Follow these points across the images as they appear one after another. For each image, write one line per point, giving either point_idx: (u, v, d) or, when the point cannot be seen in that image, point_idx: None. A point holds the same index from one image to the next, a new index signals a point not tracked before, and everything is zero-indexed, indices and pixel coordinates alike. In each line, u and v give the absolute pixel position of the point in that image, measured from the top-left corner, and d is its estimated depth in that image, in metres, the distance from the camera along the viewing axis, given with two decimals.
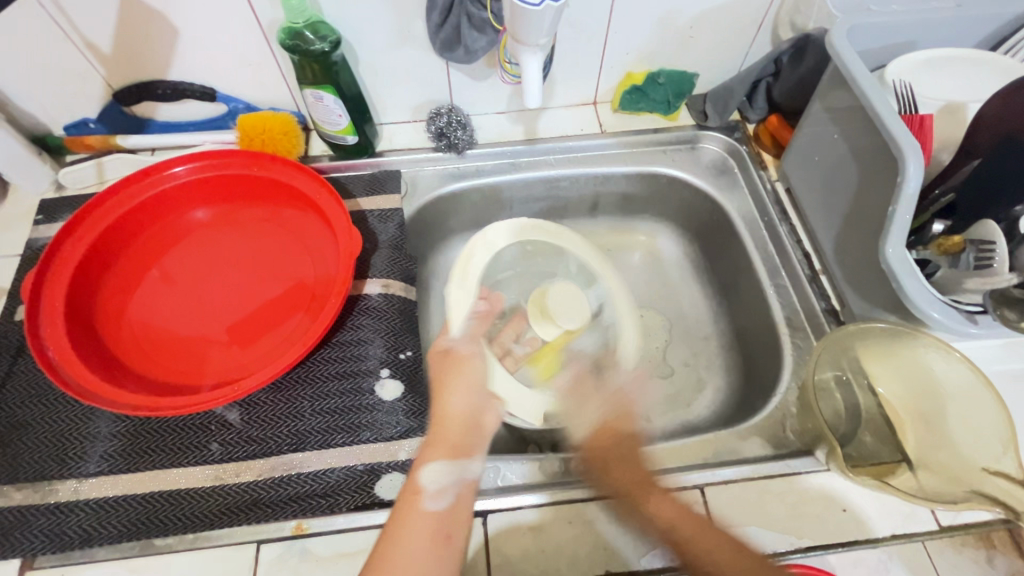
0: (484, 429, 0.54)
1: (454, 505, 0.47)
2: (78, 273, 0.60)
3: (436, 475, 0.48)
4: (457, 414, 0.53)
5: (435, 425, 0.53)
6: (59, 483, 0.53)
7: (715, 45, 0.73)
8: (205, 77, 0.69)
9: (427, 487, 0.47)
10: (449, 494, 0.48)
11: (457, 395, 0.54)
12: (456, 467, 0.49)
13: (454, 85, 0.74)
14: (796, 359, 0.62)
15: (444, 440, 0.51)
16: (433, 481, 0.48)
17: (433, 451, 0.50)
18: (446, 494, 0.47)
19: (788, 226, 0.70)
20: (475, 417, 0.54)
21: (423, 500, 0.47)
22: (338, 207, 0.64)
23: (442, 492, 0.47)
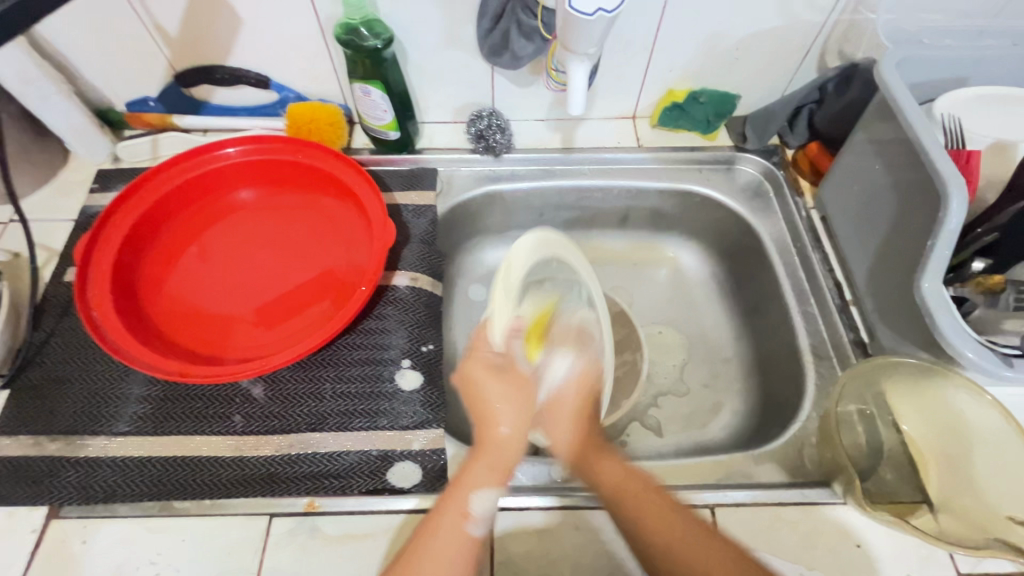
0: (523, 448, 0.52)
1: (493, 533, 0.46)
2: (126, 241, 0.63)
3: (488, 501, 0.46)
4: (508, 438, 0.50)
5: (482, 443, 0.50)
6: (90, 438, 0.55)
7: (760, 68, 0.73)
8: (261, 65, 0.72)
9: (474, 511, 0.46)
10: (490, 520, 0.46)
11: (510, 415, 0.51)
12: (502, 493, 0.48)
13: (497, 90, 0.75)
14: (819, 388, 0.61)
15: (494, 465, 0.49)
16: (483, 508, 0.46)
17: (487, 475, 0.48)
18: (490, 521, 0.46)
19: (821, 254, 0.69)
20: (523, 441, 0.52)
21: (467, 525, 0.45)
22: (375, 198, 0.65)
23: (485, 518, 0.46)
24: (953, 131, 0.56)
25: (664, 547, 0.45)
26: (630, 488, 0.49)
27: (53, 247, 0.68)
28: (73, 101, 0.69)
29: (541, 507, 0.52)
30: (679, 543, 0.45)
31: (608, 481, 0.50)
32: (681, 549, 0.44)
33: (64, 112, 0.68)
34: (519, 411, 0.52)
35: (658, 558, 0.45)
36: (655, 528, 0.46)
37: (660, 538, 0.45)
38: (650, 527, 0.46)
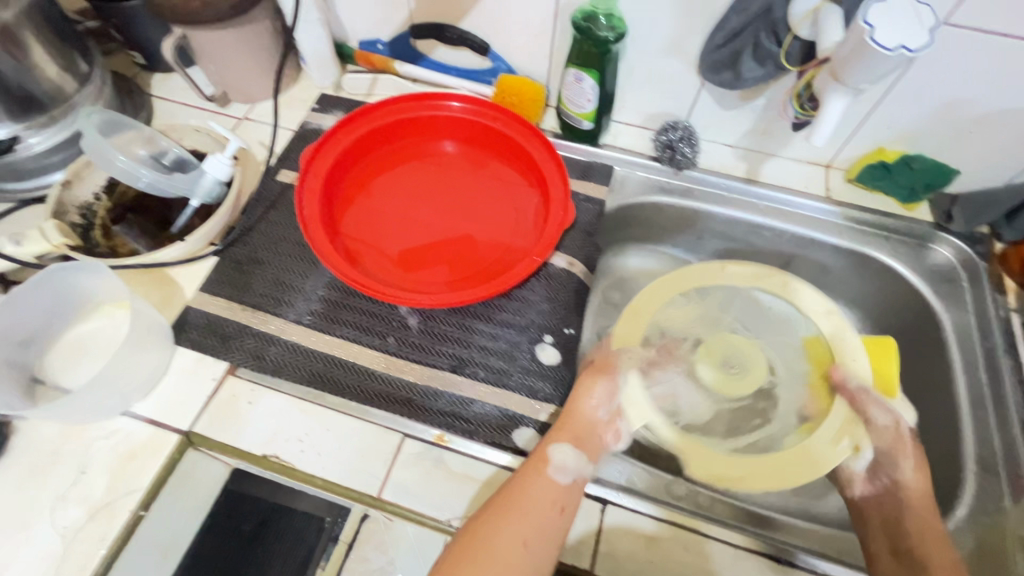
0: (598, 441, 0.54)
1: (574, 487, 0.50)
2: (337, 160, 0.70)
3: (565, 455, 0.52)
4: (586, 411, 0.55)
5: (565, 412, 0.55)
6: (270, 317, 0.62)
7: (996, 148, 0.67)
8: (487, 33, 0.77)
9: (553, 460, 0.51)
10: (571, 473, 0.51)
11: (596, 394, 0.56)
12: (581, 454, 0.52)
13: (698, 105, 0.75)
14: (978, 502, 0.56)
15: (568, 427, 0.53)
16: (561, 459, 0.51)
17: (560, 433, 0.53)
18: (569, 474, 0.51)
19: (1013, 361, 0.62)
20: (603, 421, 0.55)
21: (547, 470, 0.51)
22: (560, 177, 0.69)
23: (566, 470, 0.51)
24: None
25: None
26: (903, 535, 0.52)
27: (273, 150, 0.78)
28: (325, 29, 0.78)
29: (653, 517, 0.52)
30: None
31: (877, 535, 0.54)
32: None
33: (316, 37, 0.78)
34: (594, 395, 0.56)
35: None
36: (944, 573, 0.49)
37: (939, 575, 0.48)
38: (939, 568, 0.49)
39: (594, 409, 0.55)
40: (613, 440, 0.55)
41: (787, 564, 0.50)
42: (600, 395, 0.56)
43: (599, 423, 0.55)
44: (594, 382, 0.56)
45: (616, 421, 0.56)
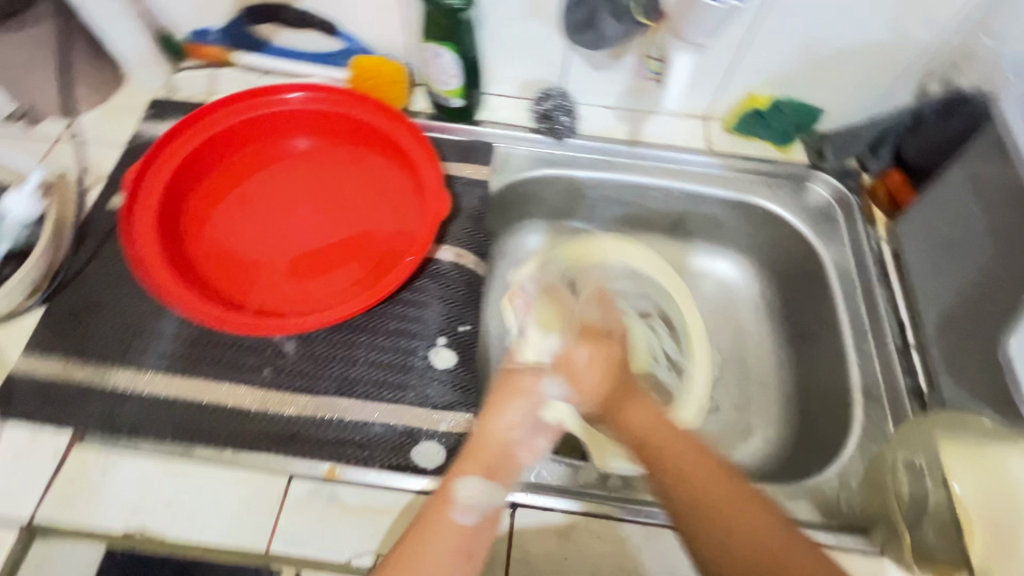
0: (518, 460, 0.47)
1: (480, 527, 0.43)
2: (174, 179, 0.61)
3: (472, 491, 0.44)
4: (499, 436, 0.47)
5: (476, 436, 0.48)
6: (118, 370, 0.54)
7: (855, 83, 0.69)
8: (331, 11, 0.69)
9: (458, 498, 0.44)
10: (478, 513, 0.44)
11: (511, 412, 0.48)
12: (490, 486, 0.45)
13: (570, 69, 0.72)
14: (866, 431, 0.58)
15: (478, 456, 0.46)
16: (466, 497, 0.44)
17: (466, 466, 0.46)
18: (475, 512, 0.44)
19: (886, 291, 0.65)
20: (521, 444, 0.48)
21: (451, 511, 0.43)
22: (433, 168, 0.63)
23: (473, 510, 0.44)
24: None
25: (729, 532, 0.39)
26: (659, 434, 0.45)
27: (100, 171, 0.67)
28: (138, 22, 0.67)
29: (564, 511, 0.51)
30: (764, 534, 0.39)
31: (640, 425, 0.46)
32: (721, 499, 0.40)
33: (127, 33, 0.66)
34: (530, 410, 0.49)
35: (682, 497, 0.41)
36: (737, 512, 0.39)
37: (681, 470, 0.42)
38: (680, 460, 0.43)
39: (510, 427, 0.48)
40: (529, 459, 0.48)
41: None
42: (517, 413, 0.49)
43: (512, 446, 0.47)
44: (509, 399, 0.49)
45: (534, 440, 0.49)
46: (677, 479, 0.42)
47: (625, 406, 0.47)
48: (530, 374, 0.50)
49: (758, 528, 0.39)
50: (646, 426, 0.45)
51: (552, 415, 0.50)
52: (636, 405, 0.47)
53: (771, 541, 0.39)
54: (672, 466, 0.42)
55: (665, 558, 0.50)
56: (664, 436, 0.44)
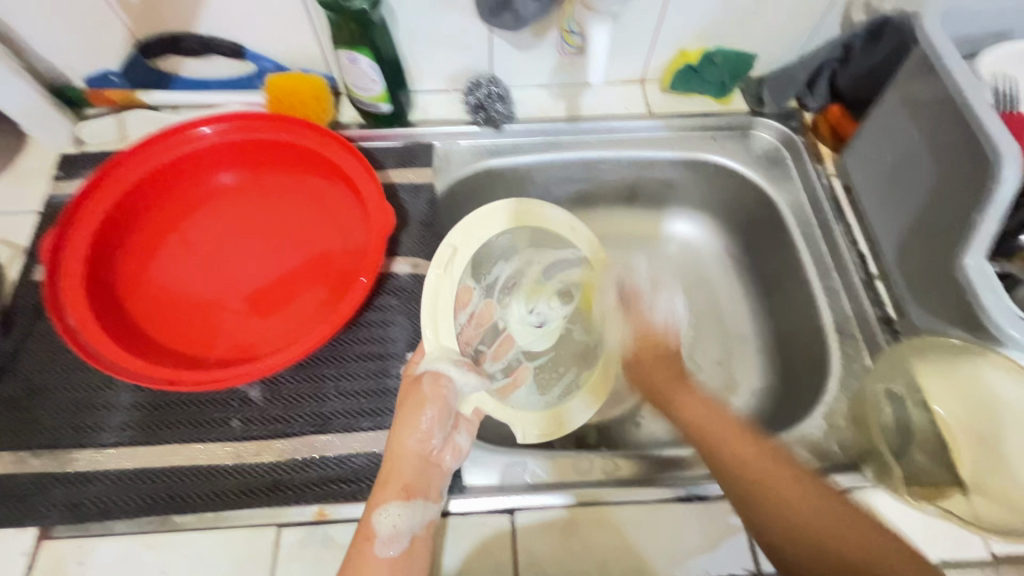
0: (439, 469, 0.50)
1: (407, 552, 0.46)
2: (96, 237, 0.57)
3: (393, 519, 0.46)
4: (409, 453, 0.49)
5: (389, 458, 0.49)
6: (77, 452, 0.51)
7: (782, 23, 0.67)
8: (234, 33, 0.65)
9: (379, 531, 0.46)
10: (401, 540, 0.46)
11: (418, 427, 0.49)
12: (409, 509, 0.47)
13: (496, 54, 0.69)
14: (845, 368, 0.59)
15: (395, 479, 0.48)
16: (388, 527, 0.46)
17: (384, 494, 0.47)
18: (399, 540, 0.46)
19: (844, 226, 0.65)
20: (433, 453, 0.50)
21: (374, 548, 0.45)
22: (371, 180, 0.60)
23: (397, 538, 0.46)
24: (1004, 94, 0.51)
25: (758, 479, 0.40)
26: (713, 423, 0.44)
27: (18, 243, 0.63)
28: (24, 77, 0.62)
29: (564, 506, 0.51)
30: (799, 504, 0.39)
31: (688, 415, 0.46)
32: (760, 470, 0.40)
33: (15, 91, 0.61)
34: (428, 422, 0.50)
35: (734, 481, 0.41)
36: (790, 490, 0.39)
37: (743, 467, 0.41)
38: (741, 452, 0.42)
39: (419, 441, 0.49)
40: (452, 461, 0.51)
41: (699, 500, 0.51)
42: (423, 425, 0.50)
43: (429, 455, 0.50)
44: (412, 415, 0.50)
45: (452, 442, 0.51)
46: (737, 468, 0.41)
47: (677, 397, 0.47)
48: (432, 382, 0.50)
49: (803, 509, 0.38)
50: (695, 417, 0.45)
51: (466, 407, 0.52)
52: (688, 397, 0.47)
53: (820, 523, 0.38)
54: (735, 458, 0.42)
55: (668, 533, 0.50)
56: (713, 429, 0.44)
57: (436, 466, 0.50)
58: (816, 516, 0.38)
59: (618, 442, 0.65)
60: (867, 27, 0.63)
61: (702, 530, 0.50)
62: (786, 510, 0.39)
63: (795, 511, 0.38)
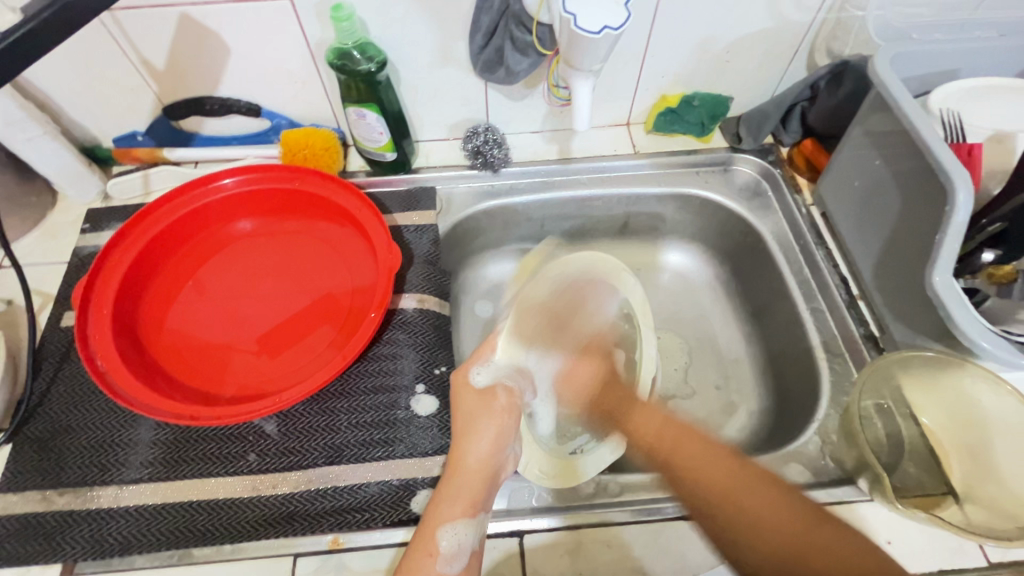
0: (501, 483, 0.52)
1: (467, 570, 0.47)
2: (124, 283, 0.61)
3: (457, 537, 0.47)
4: (475, 468, 0.51)
5: (453, 472, 0.51)
6: (100, 489, 0.54)
7: (753, 69, 0.73)
8: (252, 94, 0.71)
9: (441, 549, 0.47)
10: (464, 558, 0.47)
11: (485, 439, 0.53)
12: (473, 527, 0.48)
13: (491, 105, 0.75)
14: (834, 385, 0.61)
15: (459, 494, 0.50)
16: (452, 544, 0.47)
17: (452, 509, 0.49)
18: (460, 558, 0.47)
19: (824, 251, 0.69)
20: (498, 467, 0.52)
21: (436, 564, 0.46)
22: (378, 224, 0.64)
23: (459, 556, 0.47)
24: (951, 125, 0.56)
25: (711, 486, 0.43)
26: (665, 438, 0.48)
27: (48, 291, 0.67)
28: (60, 140, 0.67)
29: (570, 528, 0.52)
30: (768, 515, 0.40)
31: (646, 436, 0.50)
32: (711, 476, 0.43)
33: (51, 152, 0.67)
34: (495, 442, 0.53)
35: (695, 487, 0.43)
36: (746, 495, 0.41)
37: (701, 474, 0.44)
38: (690, 461, 0.45)
39: (482, 457, 0.52)
40: (512, 467, 0.54)
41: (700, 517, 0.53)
42: (487, 437, 0.53)
43: (495, 467, 0.52)
44: (478, 430, 0.53)
45: (513, 454, 0.55)
46: (689, 480, 0.44)
47: (636, 415, 0.53)
48: (506, 392, 0.57)
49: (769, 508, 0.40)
50: (652, 432, 0.49)
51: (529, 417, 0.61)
52: (645, 413, 0.53)
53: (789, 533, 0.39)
54: (684, 468, 0.45)
55: (672, 552, 0.51)
56: (669, 445, 0.47)
57: (498, 482, 0.52)
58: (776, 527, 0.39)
59: (622, 465, 0.67)
60: (830, 70, 0.69)
61: (706, 548, 0.51)
62: (743, 515, 0.40)
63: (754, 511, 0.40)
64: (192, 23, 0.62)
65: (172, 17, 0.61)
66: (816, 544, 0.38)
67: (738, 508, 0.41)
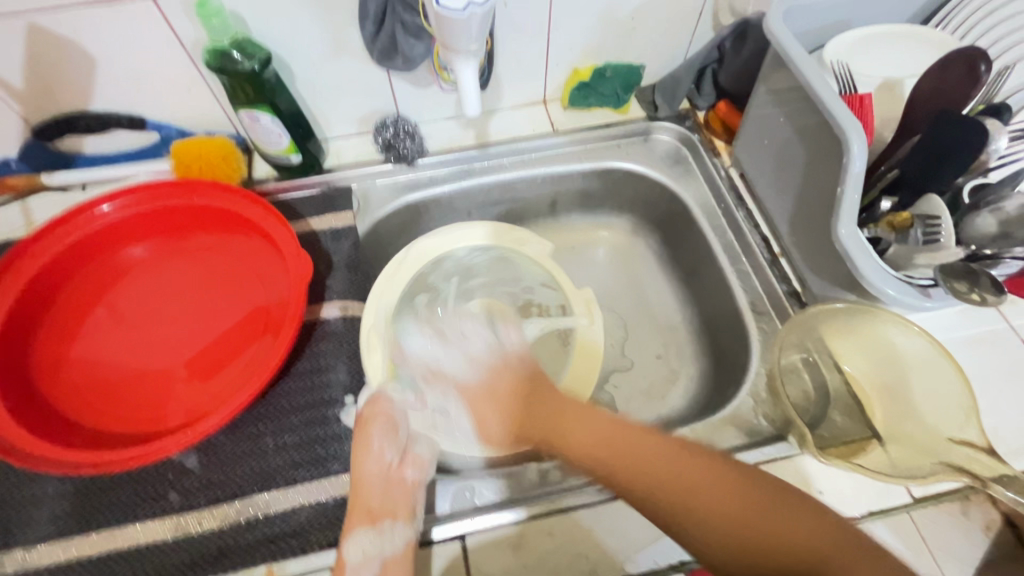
0: (405, 482, 0.52)
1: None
2: (7, 327, 0.56)
3: (362, 546, 0.48)
4: (371, 476, 0.51)
5: (354, 487, 0.52)
6: (5, 554, 0.50)
7: (659, 35, 0.72)
8: (132, 106, 0.65)
9: (349, 559, 0.48)
10: (373, 565, 0.48)
11: (374, 449, 0.52)
12: (380, 535, 0.48)
13: (398, 94, 0.71)
14: (762, 343, 0.62)
15: (360, 505, 0.50)
16: (357, 554, 0.48)
17: (352, 522, 0.50)
18: (370, 565, 0.48)
19: (745, 212, 0.70)
20: (394, 470, 0.52)
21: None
22: (287, 232, 0.61)
23: (369, 562, 0.48)
24: (843, 76, 0.57)
25: (668, 489, 0.41)
26: (615, 441, 0.45)
27: None
28: None
29: (513, 522, 0.52)
30: (754, 518, 0.39)
31: (590, 446, 0.46)
32: (678, 481, 0.41)
33: None
34: (384, 455, 0.52)
35: (649, 497, 0.42)
36: (702, 490, 0.41)
37: (655, 480, 0.42)
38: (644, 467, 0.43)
39: (375, 460, 0.52)
40: (415, 473, 0.53)
41: None
42: (378, 447, 0.53)
43: (390, 472, 0.52)
44: (369, 433, 0.53)
45: (411, 456, 0.54)
46: (639, 482, 0.42)
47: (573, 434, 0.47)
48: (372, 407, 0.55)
49: (722, 503, 0.40)
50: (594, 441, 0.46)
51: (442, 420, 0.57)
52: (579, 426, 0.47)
53: (729, 519, 0.40)
54: (642, 486, 0.42)
55: (616, 530, 0.51)
56: (620, 448, 0.44)
57: (402, 481, 0.52)
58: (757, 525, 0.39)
59: None
60: (733, 30, 0.69)
61: (646, 523, 0.52)
62: (699, 511, 0.40)
63: (715, 507, 0.40)
64: (44, 32, 0.56)
65: (17, 29, 0.55)
66: (774, 532, 0.39)
67: (690, 505, 0.40)
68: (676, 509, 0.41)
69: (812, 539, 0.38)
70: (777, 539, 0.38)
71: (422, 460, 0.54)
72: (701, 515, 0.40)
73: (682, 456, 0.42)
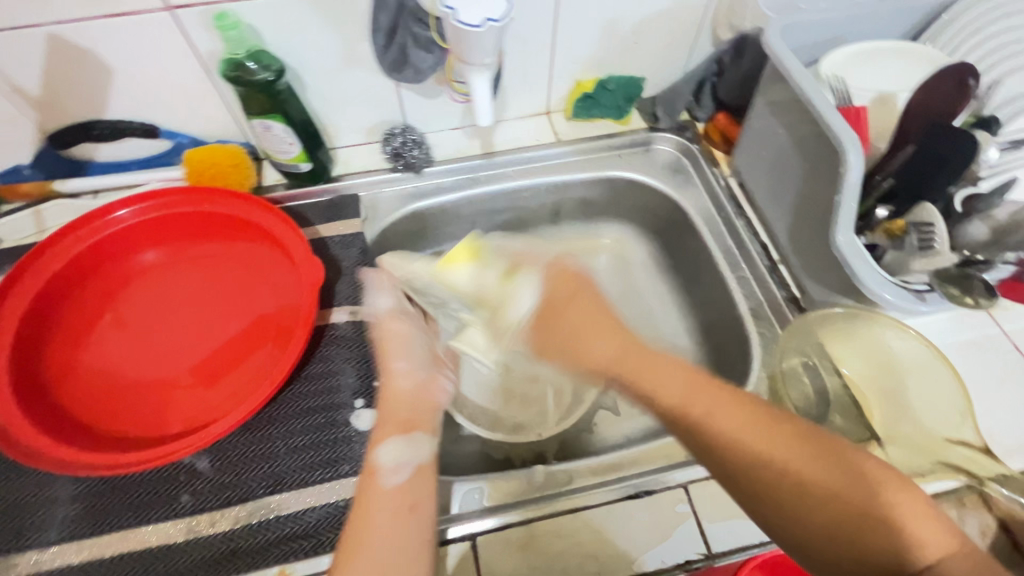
0: (431, 401, 0.57)
1: (413, 478, 0.49)
2: (20, 330, 0.56)
3: (394, 452, 0.50)
4: (401, 391, 0.56)
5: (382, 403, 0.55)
6: (18, 556, 0.50)
7: (660, 49, 0.75)
8: (146, 115, 0.67)
9: (383, 464, 0.49)
10: (406, 468, 0.49)
11: (400, 369, 0.57)
12: (411, 444, 0.51)
13: (406, 104, 0.73)
14: (763, 347, 0.64)
15: (392, 416, 0.54)
16: (391, 459, 0.49)
17: (384, 432, 0.52)
18: (404, 467, 0.49)
19: (744, 220, 0.72)
20: (422, 387, 0.58)
21: (381, 477, 0.48)
22: (299, 238, 0.62)
23: (401, 468, 0.49)
24: (839, 91, 0.59)
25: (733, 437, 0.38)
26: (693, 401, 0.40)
27: None
28: None
29: (522, 523, 0.52)
30: (814, 474, 0.35)
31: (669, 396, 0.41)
32: (744, 437, 0.37)
33: None
34: (414, 375, 0.58)
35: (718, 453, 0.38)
36: (773, 443, 0.37)
37: (734, 436, 0.38)
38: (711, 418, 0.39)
39: (403, 375, 0.57)
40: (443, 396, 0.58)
41: (647, 494, 0.54)
42: (405, 369, 0.58)
43: (420, 386, 0.57)
44: (396, 352, 0.59)
45: (437, 382, 0.59)
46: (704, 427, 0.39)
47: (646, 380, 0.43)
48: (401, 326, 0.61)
49: (806, 468, 0.36)
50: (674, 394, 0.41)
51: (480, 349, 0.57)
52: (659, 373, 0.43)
53: (797, 483, 0.35)
54: (713, 439, 0.38)
55: (622, 530, 0.52)
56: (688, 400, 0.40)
57: (429, 400, 0.57)
58: (817, 504, 0.35)
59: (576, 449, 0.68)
60: (732, 45, 0.71)
61: (650, 522, 0.52)
62: (772, 467, 0.36)
63: (785, 462, 0.36)
64: (63, 42, 0.57)
65: (38, 39, 0.56)
66: (836, 494, 0.34)
67: (761, 460, 0.37)
68: (751, 476, 0.37)
69: (839, 519, 0.34)
70: (847, 502, 0.34)
71: (445, 386, 0.60)
72: (778, 474, 0.36)
73: (745, 411, 0.38)
